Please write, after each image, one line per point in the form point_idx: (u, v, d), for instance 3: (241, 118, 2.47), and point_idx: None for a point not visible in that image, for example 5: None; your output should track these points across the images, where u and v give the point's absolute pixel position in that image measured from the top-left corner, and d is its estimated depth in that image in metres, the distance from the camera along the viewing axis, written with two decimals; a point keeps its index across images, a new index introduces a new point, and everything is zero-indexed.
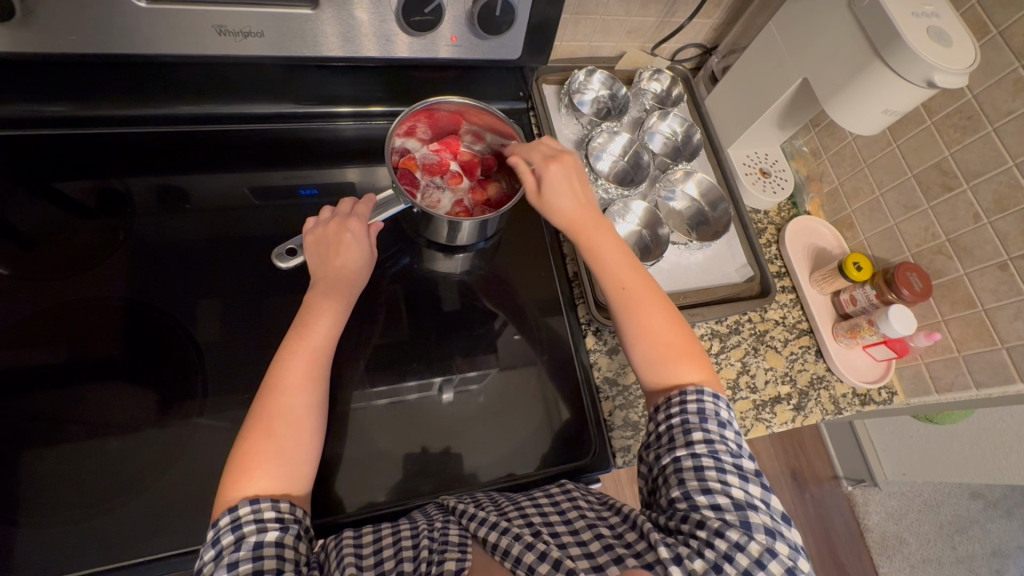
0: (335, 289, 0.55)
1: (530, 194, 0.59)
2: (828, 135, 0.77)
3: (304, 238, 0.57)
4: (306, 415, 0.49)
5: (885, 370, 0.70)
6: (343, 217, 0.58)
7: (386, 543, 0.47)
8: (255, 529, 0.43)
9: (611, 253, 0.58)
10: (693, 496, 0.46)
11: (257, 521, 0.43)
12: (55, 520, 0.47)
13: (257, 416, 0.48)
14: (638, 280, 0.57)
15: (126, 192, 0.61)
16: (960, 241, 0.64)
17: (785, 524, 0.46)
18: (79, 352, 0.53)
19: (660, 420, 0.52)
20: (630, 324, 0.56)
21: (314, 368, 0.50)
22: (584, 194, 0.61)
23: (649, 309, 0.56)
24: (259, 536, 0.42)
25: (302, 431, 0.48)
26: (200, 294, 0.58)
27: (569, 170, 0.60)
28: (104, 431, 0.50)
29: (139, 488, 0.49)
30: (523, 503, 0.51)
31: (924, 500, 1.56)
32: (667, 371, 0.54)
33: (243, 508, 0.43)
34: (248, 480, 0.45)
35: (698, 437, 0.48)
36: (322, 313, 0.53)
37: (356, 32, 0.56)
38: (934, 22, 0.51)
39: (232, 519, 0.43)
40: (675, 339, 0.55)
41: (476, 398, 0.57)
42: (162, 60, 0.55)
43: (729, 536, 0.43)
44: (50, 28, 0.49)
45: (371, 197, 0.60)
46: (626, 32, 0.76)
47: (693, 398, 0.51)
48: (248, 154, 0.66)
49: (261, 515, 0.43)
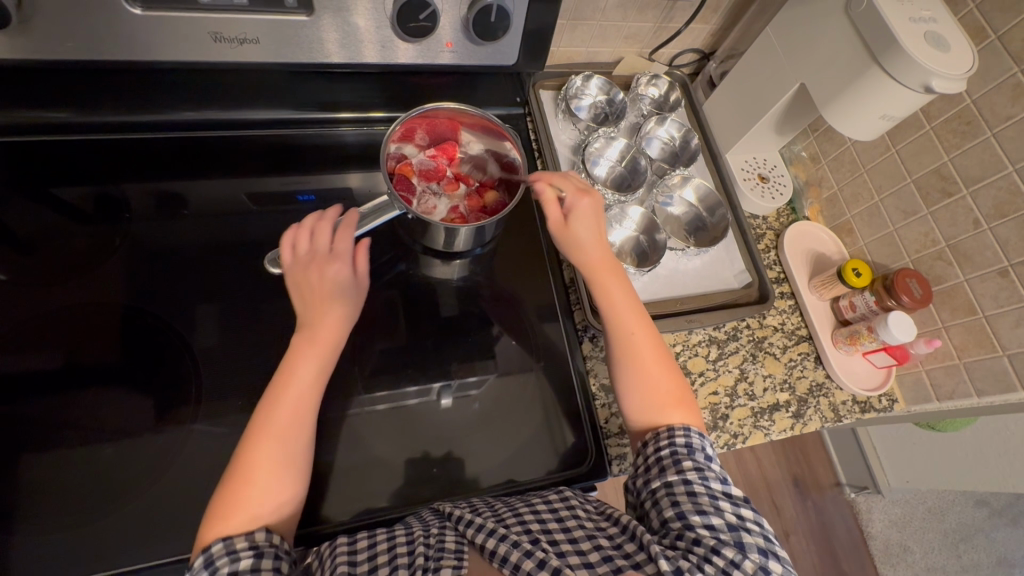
0: (343, 299, 0.56)
1: (557, 218, 0.60)
2: (827, 140, 0.77)
3: (288, 275, 0.55)
4: (291, 457, 0.48)
5: (885, 377, 0.69)
6: (323, 251, 0.56)
7: (381, 548, 0.47)
8: (228, 560, 0.42)
9: (622, 291, 0.58)
10: (686, 517, 0.46)
11: (228, 555, 0.42)
12: (46, 527, 0.47)
13: (268, 427, 0.48)
14: (641, 322, 0.57)
15: (123, 197, 0.61)
16: (960, 247, 0.63)
17: (778, 544, 0.47)
18: (75, 358, 0.53)
19: (649, 451, 0.51)
20: (625, 362, 0.56)
21: (319, 378, 0.52)
22: (605, 235, 0.61)
23: (645, 352, 0.56)
24: (232, 566, 0.42)
25: (285, 470, 0.47)
26: (197, 299, 0.58)
27: (596, 209, 0.61)
28: (97, 437, 0.50)
29: (133, 495, 0.49)
30: (520, 510, 0.50)
31: (929, 508, 1.54)
32: (655, 412, 0.54)
33: (216, 546, 0.43)
34: (231, 518, 0.45)
35: (689, 467, 0.48)
36: (305, 353, 0.52)
37: (351, 38, 0.56)
38: (931, 27, 0.51)
39: (205, 559, 0.42)
40: (668, 384, 0.55)
41: (473, 404, 0.56)
42: (158, 66, 0.55)
43: (725, 553, 0.44)
44: (46, 34, 0.50)
45: (354, 215, 0.58)
46: (624, 37, 0.76)
47: (682, 434, 0.51)
48: (245, 159, 0.66)
49: (234, 547, 0.43)
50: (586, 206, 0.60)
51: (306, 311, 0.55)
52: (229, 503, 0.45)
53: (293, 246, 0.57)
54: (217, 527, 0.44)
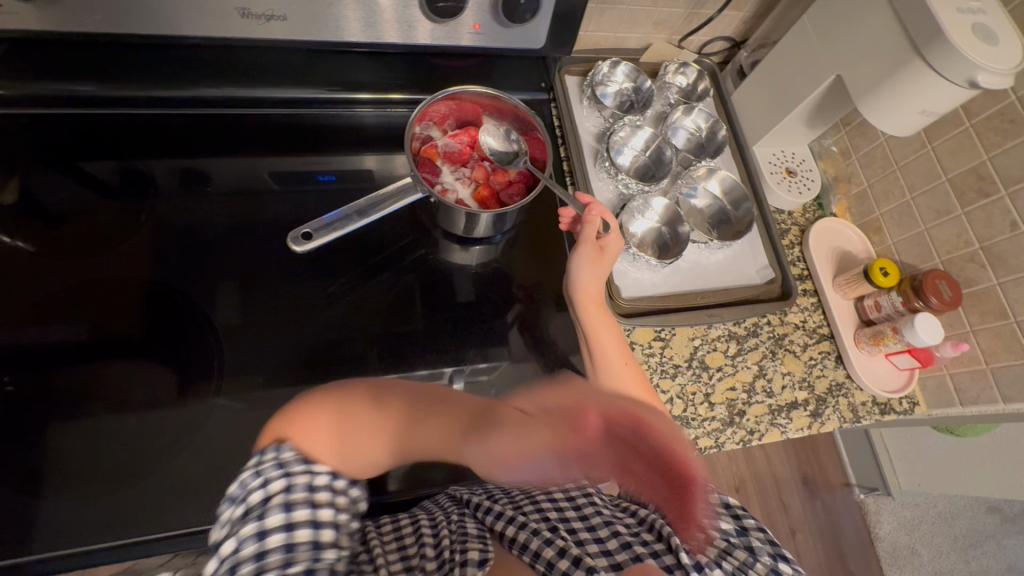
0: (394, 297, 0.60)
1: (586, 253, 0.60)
2: (859, 135, 0.74)
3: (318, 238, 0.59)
4: (382, 439, 0.47)
5: (908, 379, 0.68)
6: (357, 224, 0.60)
7: (406, 533, 0.48)
8: (280, 478, 0.41)
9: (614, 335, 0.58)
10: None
11: (283, 470, 0.41)
12: (73, 493, 0.48)
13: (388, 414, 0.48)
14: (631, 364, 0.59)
15: (148, 172, 0.62)
16: (994, 249, 0.62)
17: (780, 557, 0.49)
18: (102, 330, 0.54)
19: None
20: (620, 399, 0.56)
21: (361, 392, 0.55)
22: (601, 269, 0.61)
23: (641, 391, 0.57)
24: (285, 483, 0.41)
25: (376, 447, 0.47)
26: (220, 276, 0.58)
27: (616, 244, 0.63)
28: (122, 408, 0.51)
29: (158, 466, 0.50)
30: (537, 498, 0.50)
31: (940, 512, 1.52)
32: None
33: (285, 453, 0.42)
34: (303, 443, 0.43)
35: None
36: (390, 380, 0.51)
37: (379, 17, 0.55)
38: (979, 19, 0.49)
39: (257, 471, 0.41)
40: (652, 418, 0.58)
41: (488, 390, 0.57)
42: (184, 40, 0.55)
43: (738, 555, 0.45)
44: (76, 7, 0.50)
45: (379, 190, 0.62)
46: (653, 23, 0.74)
47: None
48: (268, 139, 0.66)
49: (285, 462, 0.42)
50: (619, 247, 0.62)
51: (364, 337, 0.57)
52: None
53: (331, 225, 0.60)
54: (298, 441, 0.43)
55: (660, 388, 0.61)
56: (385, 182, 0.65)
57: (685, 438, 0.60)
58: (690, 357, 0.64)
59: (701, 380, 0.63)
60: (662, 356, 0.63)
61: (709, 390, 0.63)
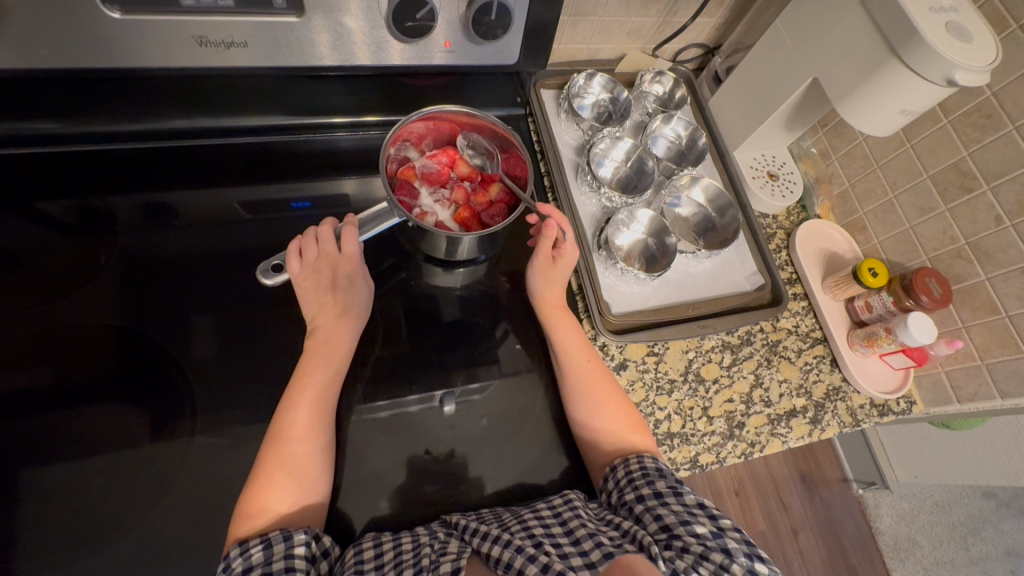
0: (361, 281, 0.56)
1: (540, 258, 0.59)
2: (837, 135, 0.75)
3: (295, 277, 0.54)
4: (311, 461, 0.47)
5: (903, 379, 0.68)
6: (330, 246, 0.55)
7: (387, 557, 0.44)
8: (259, 546, 0.43)
9: (572, 342, 0.57)
10: (671, 528, 0.45)
11: (263, 542, 0.43)
12: (37, 560, 0.44)
13: (289, 429, 0.48)
14: (599, 372, 0.56)
15: (108, 210, 0.58)
16: (980, 244, 0.61)
17: None
18: (63, 379, 0.50)
19: (612, 494, 0.50)
20: (587, 403, 0.54)
21: (335, 375, 0.52)
22: (561, 274, 0.59)
23: (606, 396, 0.55)
24: (264, 550, 0.43)
25: (307, 478, 0.47)
26: (191, 312, 0.55)
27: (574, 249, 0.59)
28: (87, 465, 0.48)
29: (132, 524, 0.46)
30: (525, 517, 0.47)
31: (936, 502, 1.51)
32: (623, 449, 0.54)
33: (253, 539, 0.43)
34: (271, 500, 0.46)
35: (664, 487, 0.48)
36: (327, 329, 0.53)
37: (345, 39, 0.53)
38: (952, 17, 0.49)
39: (241, 550, 0.42)
40: (625, 424, 0.54)
41: (480, 420, 0.55)
42: (137, 71, 0.52)
43: (714, 558, 0.42)
44: (19, 42, 0.47)
45: (352, 219, 0.56)
46: (627, 33, 0.73)
47: (649, 463, 0.51)
48: (235, 168, 0.63)
49: (248, 549, 0.42)
50: (571, 253, 0.59)
51: (319, 307, 0.54)
52: (257, 505, 0.45)
53: (298, 254, 0.55)
54: (263, 501, 0.46)
55: (656, 405, 0.60)
56: (362, 207, 0.63)
57: (685, 455, 0.58)
58: (685, 371, 0.62)
59: (698, 394, 0.61)
60: (657, 372, 0.61)
61: (707, 403, 0.61)
